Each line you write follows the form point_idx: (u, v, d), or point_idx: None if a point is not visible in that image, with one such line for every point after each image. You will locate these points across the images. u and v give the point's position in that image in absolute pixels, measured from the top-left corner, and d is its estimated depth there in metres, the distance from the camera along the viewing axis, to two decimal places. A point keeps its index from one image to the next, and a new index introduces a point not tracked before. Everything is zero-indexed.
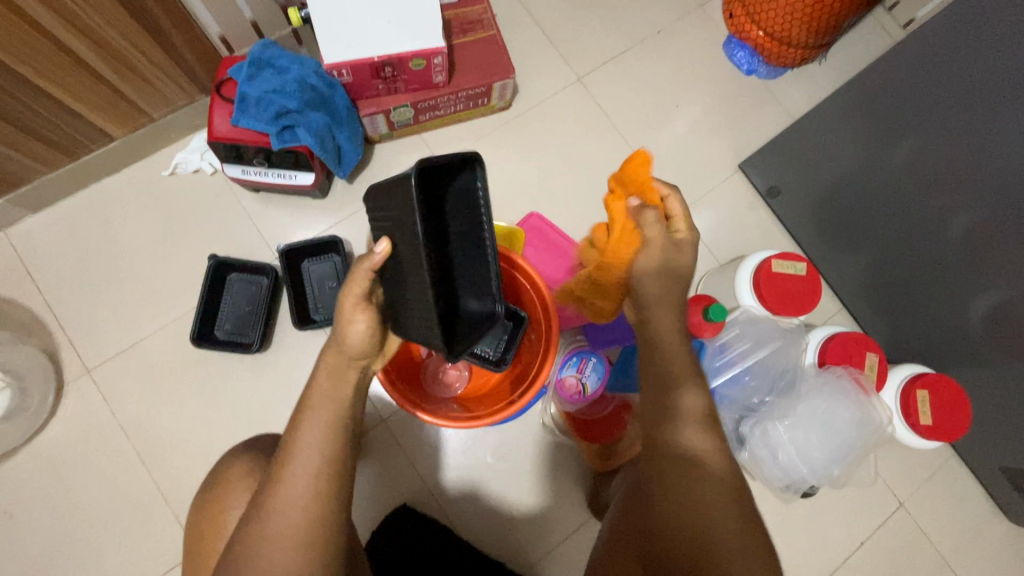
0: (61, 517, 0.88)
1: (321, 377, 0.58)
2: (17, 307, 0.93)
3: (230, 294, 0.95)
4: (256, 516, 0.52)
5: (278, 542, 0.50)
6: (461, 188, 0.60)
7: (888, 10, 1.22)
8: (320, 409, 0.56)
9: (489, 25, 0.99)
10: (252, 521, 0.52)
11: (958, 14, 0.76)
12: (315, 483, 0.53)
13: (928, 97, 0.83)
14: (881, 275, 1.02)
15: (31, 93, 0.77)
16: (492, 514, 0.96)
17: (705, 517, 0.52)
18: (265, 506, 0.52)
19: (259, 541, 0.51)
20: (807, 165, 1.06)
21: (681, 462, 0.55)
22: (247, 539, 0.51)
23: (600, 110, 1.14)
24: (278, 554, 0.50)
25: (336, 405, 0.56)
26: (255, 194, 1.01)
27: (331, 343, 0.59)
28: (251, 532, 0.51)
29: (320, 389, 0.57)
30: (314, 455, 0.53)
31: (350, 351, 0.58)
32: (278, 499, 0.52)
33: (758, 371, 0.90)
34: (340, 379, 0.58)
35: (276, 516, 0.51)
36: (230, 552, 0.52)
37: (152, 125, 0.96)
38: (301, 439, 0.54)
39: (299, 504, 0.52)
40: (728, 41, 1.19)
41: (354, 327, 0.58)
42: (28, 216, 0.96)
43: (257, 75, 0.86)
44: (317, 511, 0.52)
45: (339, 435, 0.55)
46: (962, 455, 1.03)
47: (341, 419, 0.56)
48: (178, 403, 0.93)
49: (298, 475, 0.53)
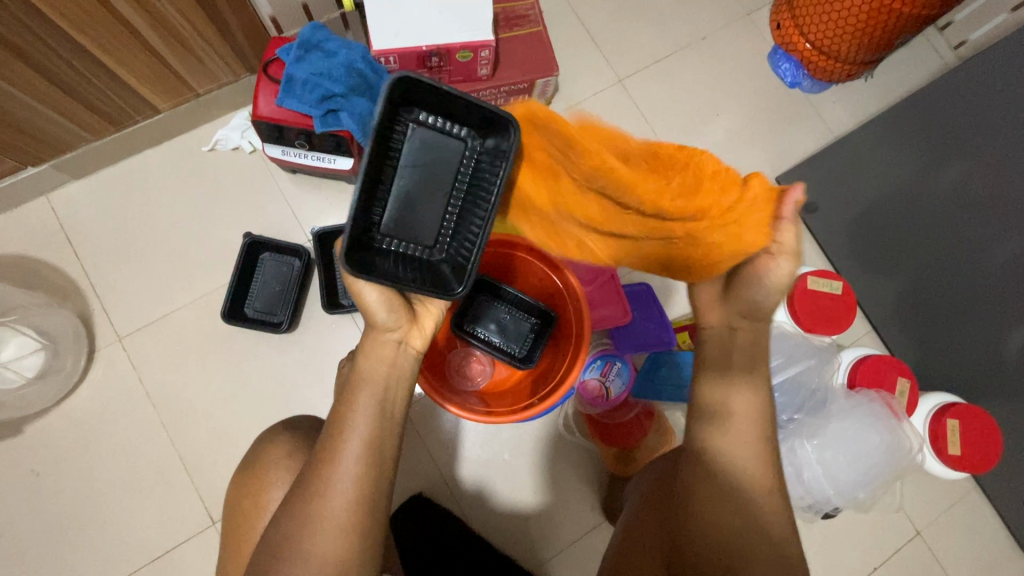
0: (84, 480, 0.90)
1: (365, 363, 0.59)
2: (54, 271, 0.95)
3: (262, 272, 0.96)
4: (303, 495, 0.52)
5: (326, 521, 0.51)
6: (432, 136, 0.62)
7: (940, 30, 1.19)
8: (363, 387, 0.57)
9: (536, 21, 0.98)
10: (301, 503, 0.52)
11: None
12: (363, 464, 0.53)
13: (992, 123, 0.82)
14: (915, 300, 0.99)
15: (85, 62, 0.79)
16: (505, 509, 0.96)
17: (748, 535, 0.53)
18: (313, 485, 0.52)
19: (308, 520, 0.51)
20: (848, 182, 1.04)
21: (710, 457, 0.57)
22: (297, 516, 0.51)
23: (639, 113, 1.13)
24: (323, 534, 0.50)
25: (383, 382, 0.58)
26: (292, 174, 1.02)
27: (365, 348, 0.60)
28: (300, 512, 0.51)
29: (363, 370, 0.58)
30: (364, 436, 0.54)
31: (378, 324, 0.60)
32: (328, 478, 0.52)
33: (787, 389, 0.89)
34: (375, 354, 0.59)
35: (328, 501, 0.51)
36: (278, 533, 0.51)
37: (197, 101, 0.97)
38: (350, 418, 0.55)
39: (349, 486, 0.52)
40: (774, 51, 1.17)
41: (376, 305, 0.59)
42: (70, 182, 0.98)
43: (305, 57, 0.86)
44: (366, 492, 0.53)
45: (388, 423, 0.56)
46: (984, 488, 1.01)
47: (384, 400, 0.57)
48: (204, 376, 0.94)
49: (349, 454, 0.53)
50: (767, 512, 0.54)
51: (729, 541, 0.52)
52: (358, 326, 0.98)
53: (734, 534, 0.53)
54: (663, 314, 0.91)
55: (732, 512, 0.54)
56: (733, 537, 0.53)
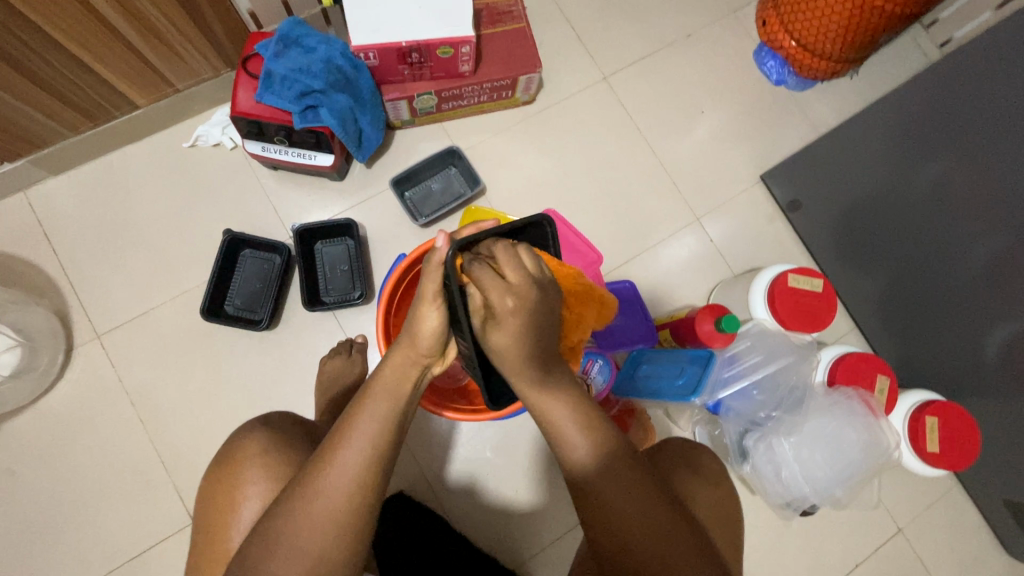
0: (62, 478, 0.89)
1: (388, 370, 0.57)
2: (32, 267, 0.94)
3: (243, 269, 0.96)
4: (297, 495, 0.51)
5: (316, 524, 0.49)
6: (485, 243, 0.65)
7: (925, 28, 1.19)
8: (381, 399, 0.55)
9: (519, 17, 0.97)
10: (286, 504, 0.50)
11: (1001, 41, 0.78)
12: (366, 473, 0.52)
13: (965, 121, 0.83)
14: (896, 299, 1.00)
15: (62, 58, 0.78)
16: (487, 506, 0.96)
17: (628, 547, 0.51)
18: (306, 488, 0.51)
19: (299, 522, 0.49)
20: (830, 179, 1.05)
21: (591, 500, 0.52)
22: (285, 514, 0.50)
23: (624, 110, 1.12)
24: (311, 538, 0.49)
25: (400, 399, 0.56)
26: (273, 171, 1.01)
27: (391, 360, 0.57)
28: (286, 511, 0.50)
29: (382, 383, 0.56)
30: (370, 443, 0.53)
31: (418, 349, 0.57)
32: (327, 480, 0.51)
33: (766, 386, 0.89)
34: (404, 375, 0.57)
35: (323, 500, 0.50)
36: (261, 531, 0.50)
37: (177, 97, 0.96)
38: (355, 425, 0.53)
39: (347, 486, 0.51)
40: (759, 49, 1.17)
41: (432, 329, 0.56)
42: (48, 178, 0.97)
43: (284, 52, 0.85)
44: (360, 499, 0.51)
45: (394, 429, 0.55)
46: (965, 485, 1.01)
47: (399, 415, 0.56)
48: (183, 373, 0.94)
49: (350, 462, 0.52)
50: (653, 518, 0.51)
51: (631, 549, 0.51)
52: (340, 324, 0.97)
53: (647, 555, 0.50)
54: (647, 312, 0.91)
55: (620, 526, 0.51)
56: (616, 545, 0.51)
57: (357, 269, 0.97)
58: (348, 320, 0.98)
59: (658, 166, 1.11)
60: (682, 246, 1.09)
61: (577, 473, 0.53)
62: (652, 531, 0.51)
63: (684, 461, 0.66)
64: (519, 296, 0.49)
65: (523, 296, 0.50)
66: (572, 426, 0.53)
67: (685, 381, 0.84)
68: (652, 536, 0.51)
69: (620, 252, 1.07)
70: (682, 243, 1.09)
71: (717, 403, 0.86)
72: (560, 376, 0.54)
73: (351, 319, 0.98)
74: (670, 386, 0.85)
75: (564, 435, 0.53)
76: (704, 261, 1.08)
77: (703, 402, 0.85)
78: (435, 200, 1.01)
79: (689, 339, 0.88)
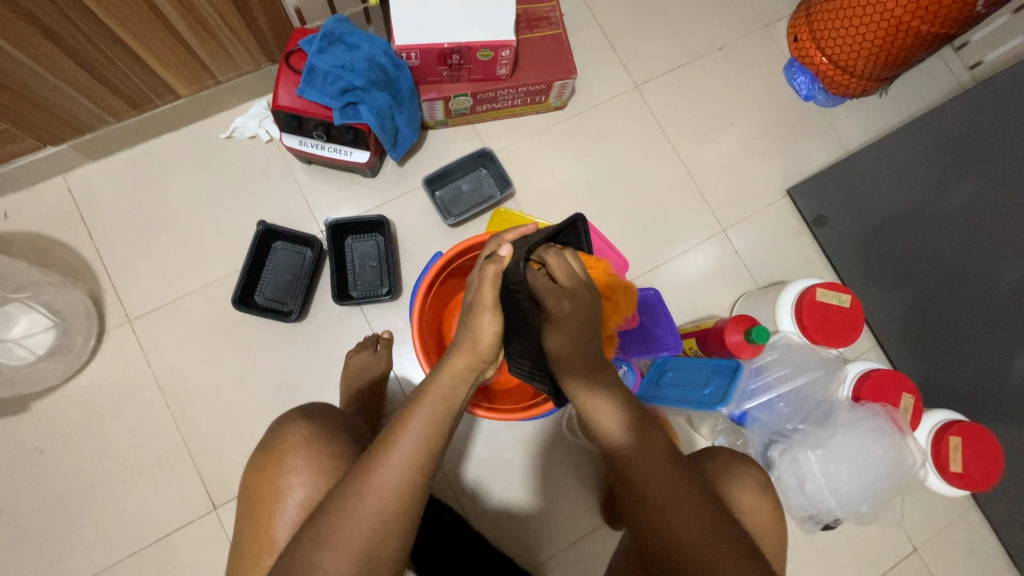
0: (88, 459, 0.90)
1: (445, 376, 0.57)
2: (68, 250, 0.96)
3: (274, 261, 0.97)
4: (349, 490, 0.52)
5: (369, 519, 0.50)
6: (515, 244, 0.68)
7: (956, 50, 1.20)
8: (437, 403, 0.56)
9: (557, 24, 0.98)
10: (339, 496, 0.52)
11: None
12: (415, 473, 0.53)
13: (995, 146, 0.86)
14: (920, 318, 1.00)
15: (111, 45, 0.80)
16: (506, 506, 0.96)
17: (677, 540, 0.54)
18: (359, 483, 0.52)
19: (350, 516, 0.50)
20: (859, 194, 1.05)
21: (638, 490, 0.57)
22: (338, 506, 0.51)
23: (655, 119, 1.13)
24: (363, 531, 0.50)
25: (449, 405, 0.56)
26: (307, 165, 1.02)
27: (447, 366, 0.58)
28: (340, 503, 0.51)
29: (439, 387, 0.56)
30: (422, 445, 0.54)
31: (478, 354, 0.58)
32: (377, 477, 0.52)
33: (793, 398, 0.89)
34: (460, 381, 0.57)
35: (373, 496, 0.51)
36: (315, 523, 0.51)
37: (219, 88, 0.98)
38: (410, 427, 0.54)
39: (396, 484, 0.52)
40: (789, 64, 1.17)
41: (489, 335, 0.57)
42: (87, 163, 0.98)
43: (328, 49, 0.87)
44: (411, 498, 0.52)
45: (443, 432, 0.55)
46: (983, 507, 1.01)
47: (449, 419, 0.56)
48: (211, 360, 0.95)
49: (403, 463, 0.53)
50: (698, 511, 0.54)
51: (679, 541, 0.53)
52: (367, 319, 0.98)
53: (696, 549, 0.53)
54: (671, 320, 0.86)
55: (672, 518, 0.54)
56: (666, 541, 0.54)
57: (386, 266, 0.98)
58: (375, 315, 0.99)
59: (687, 176, 1.12)
60: (707, 256, 1.09)
61: (616, 454, 0.59)
62: (699, 525, 0.54)
63: (715, 468, 0.67)
64: (574, 296, 0.55)
65: (580, 296, 0.56)
66: (614, 417, 0.59)
67: (712, 391, 0.84)
68: (700, 530, 0.53)
69: (646, 259, 1.08)
70: (707, 253, 1.09)
71: (743, 414, 0.88)
72: (606, 376, 0.60)
73: (378, 314, 0.99)
74: (697, 395, 0.85)
75: (605, 424, 0.59)
76: (727, 272, 1.09)
77: (730, 411, 0.87)
78: (465, 201, 1.03)
79: (716, 349, 0.89)
